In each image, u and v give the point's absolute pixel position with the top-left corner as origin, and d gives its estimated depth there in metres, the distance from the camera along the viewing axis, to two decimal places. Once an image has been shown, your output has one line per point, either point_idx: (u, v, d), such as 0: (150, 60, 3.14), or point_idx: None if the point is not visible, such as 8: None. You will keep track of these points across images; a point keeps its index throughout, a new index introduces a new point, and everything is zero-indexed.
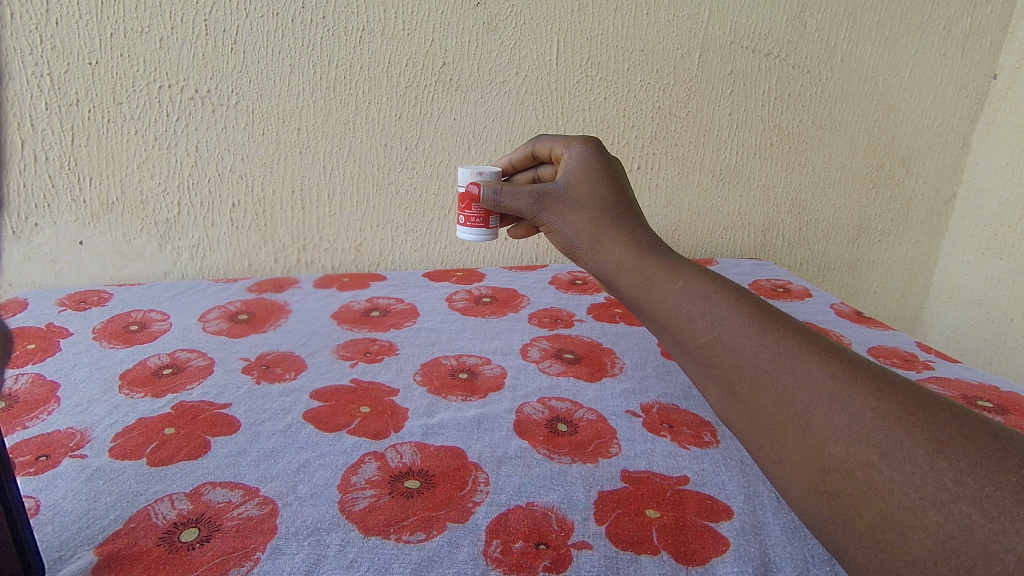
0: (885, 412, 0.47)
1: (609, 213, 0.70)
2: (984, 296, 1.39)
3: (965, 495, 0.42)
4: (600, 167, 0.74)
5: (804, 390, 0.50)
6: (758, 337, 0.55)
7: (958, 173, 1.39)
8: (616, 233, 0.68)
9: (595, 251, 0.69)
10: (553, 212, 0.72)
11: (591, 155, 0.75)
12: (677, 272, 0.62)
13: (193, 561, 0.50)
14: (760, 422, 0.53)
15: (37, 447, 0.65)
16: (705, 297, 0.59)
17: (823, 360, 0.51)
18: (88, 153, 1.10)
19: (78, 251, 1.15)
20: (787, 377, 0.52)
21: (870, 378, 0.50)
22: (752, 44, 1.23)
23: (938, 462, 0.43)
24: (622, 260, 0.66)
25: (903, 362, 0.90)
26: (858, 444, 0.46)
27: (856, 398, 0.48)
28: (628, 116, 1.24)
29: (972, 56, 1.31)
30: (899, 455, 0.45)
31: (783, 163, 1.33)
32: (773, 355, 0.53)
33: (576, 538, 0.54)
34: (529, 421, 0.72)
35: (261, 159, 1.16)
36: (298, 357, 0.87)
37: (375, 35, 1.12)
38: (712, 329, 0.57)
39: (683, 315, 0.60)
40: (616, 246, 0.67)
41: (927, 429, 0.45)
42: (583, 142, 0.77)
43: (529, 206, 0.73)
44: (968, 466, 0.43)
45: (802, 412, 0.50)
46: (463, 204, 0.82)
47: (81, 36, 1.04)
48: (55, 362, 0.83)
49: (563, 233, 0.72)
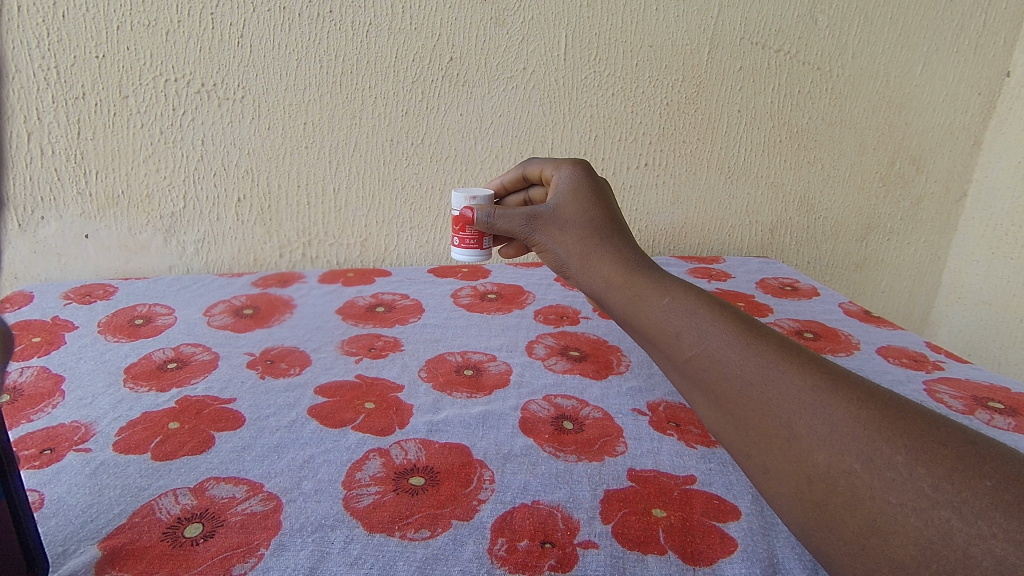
0: (865, 421, 0.47)
1: (598, 232, 0.71)
2: (995, 296, 1.37)
3: (945, 501, 0.42)
4: (588, 188, 0.75)
5: (788, 401, 0.50)
6: (745, 350, 0.54)
7: (969, 172, 1.38)
8: (605, 251, 0.69)
9: (585, 270, 0.70)
10: (544, 233, 0.74)
11: (580, 177, 0.77)
12: (664, 289, 0.63)
13: (196, 556, 0.50)
14: (745, 434, 0.52)
15: (41, 441, 0.64)
16: (691, 312, 0.59)
17: (806, 370, 0.51)
18: (94, 146, 1.10)
19: (84, 244, 1.15)
20: (771, 390, 0.51)
21: (851, 386, 0.50)
22: (762, 40, 1.22)
23: (917, 469, 0.43)
24: (611, 278, 0.67)
25: (913, 362, 0.89)
26: (841, 453, 0.46)
27: (837, 406, 0.48)
28: (636, 112, 1.23)
29: (985, 53, 1.29)
30: (880, 462, 0.44)
31: (793, 160, 1.32)
32: (759, 367, 0.53)
33: (583, 537, 0.54)
34: (535, 418, 0.71)
35: (267, 153, 1.16)
36: (302, 352, 0.87)
37: (382, 30, 1.12)
38: (699, 343, 0.57)
39: (670, 330, 0.59)
40: (606, 264, 0.68)
41: (906, 436, 0.45)
42: (572, 164, 0.79)
43: (522, 228, 0.75)
44: (946, 472, 0.43)
45: (786, 421, 0.49)
46: (458, 226, 0.83)
47: (88, 30, 1.04)
48: (60, 356, 0.83)
49: (554, 253, 0.73)
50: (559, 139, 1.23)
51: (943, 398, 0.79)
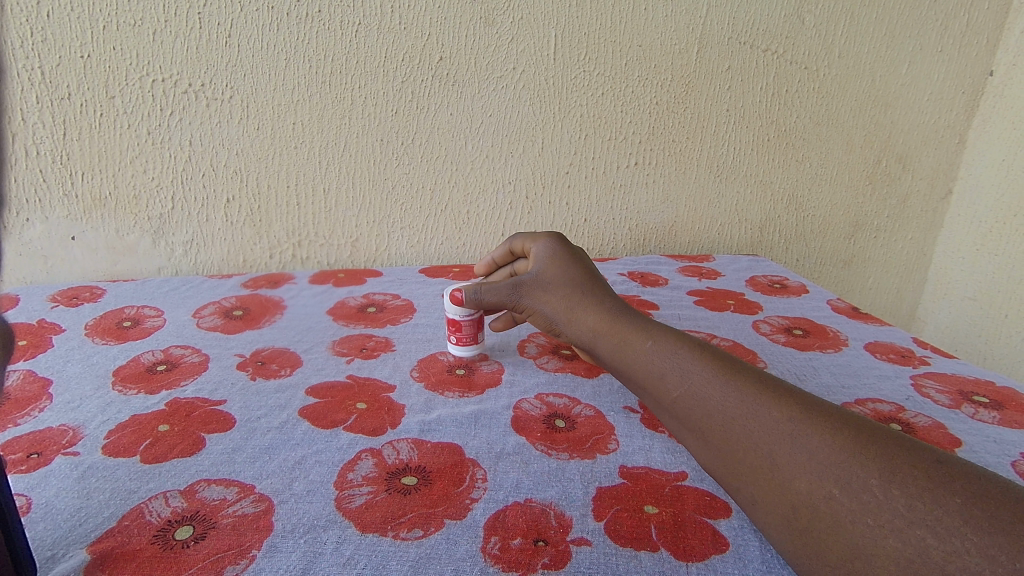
0: (840, 447, 0.48)
1: (581, 287, 0.75)
2: (980, 292, 1.39)
3: (919, 520, 0.43)
4: (566, 252, 0.79)
5: (767, 433, 0.52)
6: (723, 387, 0.57)
7: (954, 169, 1.39)
8: (588, 303, 0.74)
9: (573, 324, 0.74)
10: (531, 298, 0.78)
11: (556, 244, 0.81)
12: (647, 333, 0.67)
13: (188, 559, 0.49)
14: (731, 465, 0.53)
15: (28, 445, 0.64)
16: (673, 353, 0.63)
17: (781, 404, 0.53)
18: (79, 147, 1.09)
19: (70, 246, 1.14)
20: (751, 423, 0.53)
21: (823, 415, 0.51)
22: (750, 39, 1.23)
23: (891, 490, 0.45)
24: (597, 328, 0.71)
25: (900, 358, 0.90)
26: (819, 479, 0.47)
27: (814, 436, 0.50)
28: (626, 112, 1.24)
29: (969, 52, 1.31)
30: (856, 485, 0.46)
31: (781, 159, 1.33)
32: (738, 404, 0.55)
33: (576, 534, 0.54)
34: (527, 417, 0.72)
35: (255, 153, 1.15)
36: (294, 353, 0.87)
37: (372, 30, 1.11)
38: (682, 383, 0.60)
39: (655, 371, 0.63)
40: (590, 315, 0.73)
41: (878, 459, 0.47)
42: (547, 232, 0.83)
43: (509, 296, 0.79)
44: (918, 491, 0.44)
45: (767, 452, 0.51)
46: (452, 326, 0.84)
47: (73, 29, 1.03)
48: (47, 358, 0.82)
49: (543, 313, 0.77)
50: (549, 139, 1.23)
51: (929, 393, 0.80)
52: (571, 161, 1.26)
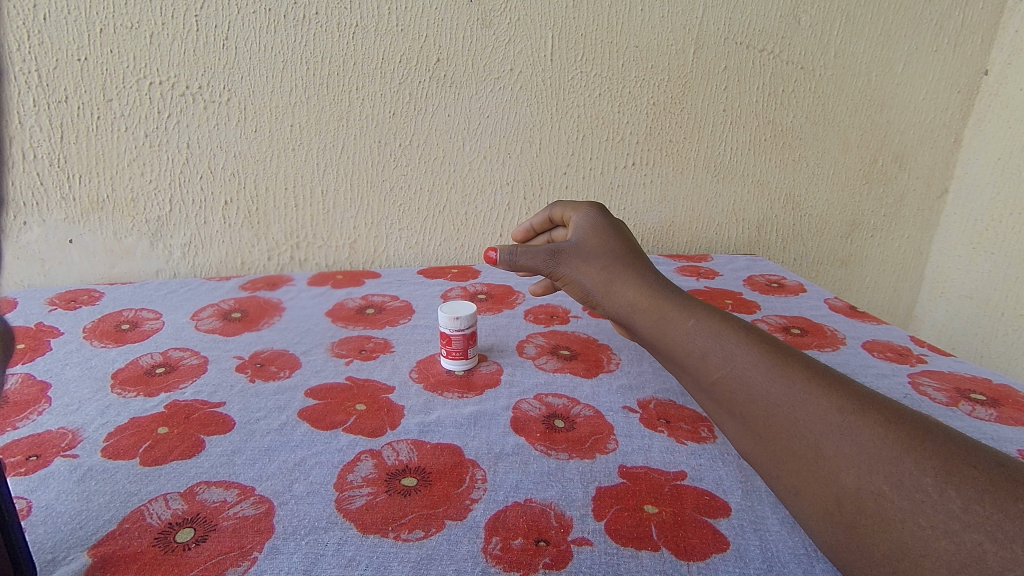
0: (897, 444, 0.48)
1: (620, 260, 0.78)
2: (976, 291, 1.40)
3: (977, 523, 0.42)
4: (607, 224, 0.82)
5: (817, 423, 0.52)
6: (770, 372, 0.58)
7: (949, 168, 1.40)
8: (627, 276, 0.76)
9: (609, 296, 0.77)
10: (568, 266, 0.80)
11: (598, 215, 0.84)
12: (689, 312, 0.69)
13: (189, 562, 0.49)
14: (778, 458, 0.54)
15: (27, 448, 0.64)
16: (715, 334, 0.64)
17: (835, 395, 0.53)
18: (77, 150, 1.09)
19: (67, 249, 1.14)
20: (800, 409, 0.54)
21: (881, 410, 0.51)
22: (747, 40, 1.23)
23: (947, 490, 0.44)
24: (635, 301, 0.74)
25: (897, 356, 0.90)
26: (868, 473, 0.47)
27: (865, 429, 0.50)
28: (623, 113, 1.24)
29: (964, 52, 1.32)
30: (909, 484, 0.46)
31: (778, 159, 1.33)
32: (786, 388, 0.56)
33: (576, 534, 0.54)
34: (525, 417, 0.72)
35: (253, 156, 1.15)
36: (292, 355, 0.87)
37: (369, 31, 1.11)
38: (725, 365, 0.61)
39: (696, 350, 0.64)
40: (629, 288, 0.75)
41: (937, 458, 0.46)
42: (589, 204, 0.86)
43: (546, 263, 0.81)
44: (977, 493, 0.44)
45: (814, 444, 0.51)
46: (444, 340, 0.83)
47: (70, 32, 1.03)
48: (45, 362, 0.82)
49: (579, 283, 0.80)
50: (548, 139, 1.24)
51: (926, 391, 0.80)
52: (569, 162, 1.26)
